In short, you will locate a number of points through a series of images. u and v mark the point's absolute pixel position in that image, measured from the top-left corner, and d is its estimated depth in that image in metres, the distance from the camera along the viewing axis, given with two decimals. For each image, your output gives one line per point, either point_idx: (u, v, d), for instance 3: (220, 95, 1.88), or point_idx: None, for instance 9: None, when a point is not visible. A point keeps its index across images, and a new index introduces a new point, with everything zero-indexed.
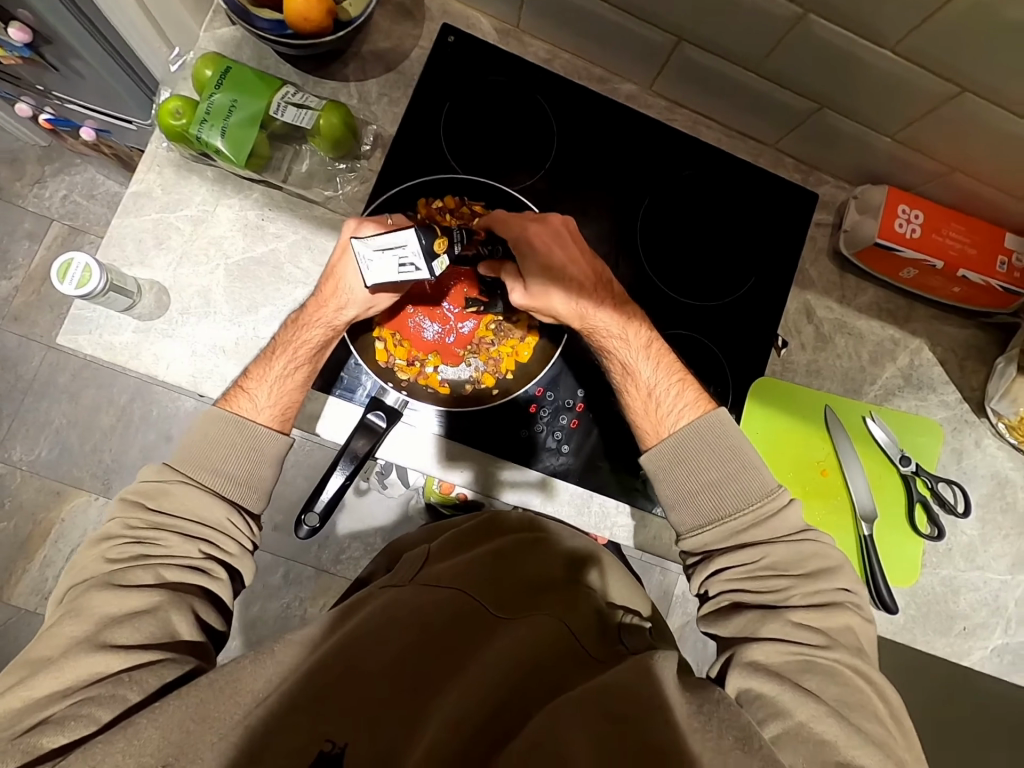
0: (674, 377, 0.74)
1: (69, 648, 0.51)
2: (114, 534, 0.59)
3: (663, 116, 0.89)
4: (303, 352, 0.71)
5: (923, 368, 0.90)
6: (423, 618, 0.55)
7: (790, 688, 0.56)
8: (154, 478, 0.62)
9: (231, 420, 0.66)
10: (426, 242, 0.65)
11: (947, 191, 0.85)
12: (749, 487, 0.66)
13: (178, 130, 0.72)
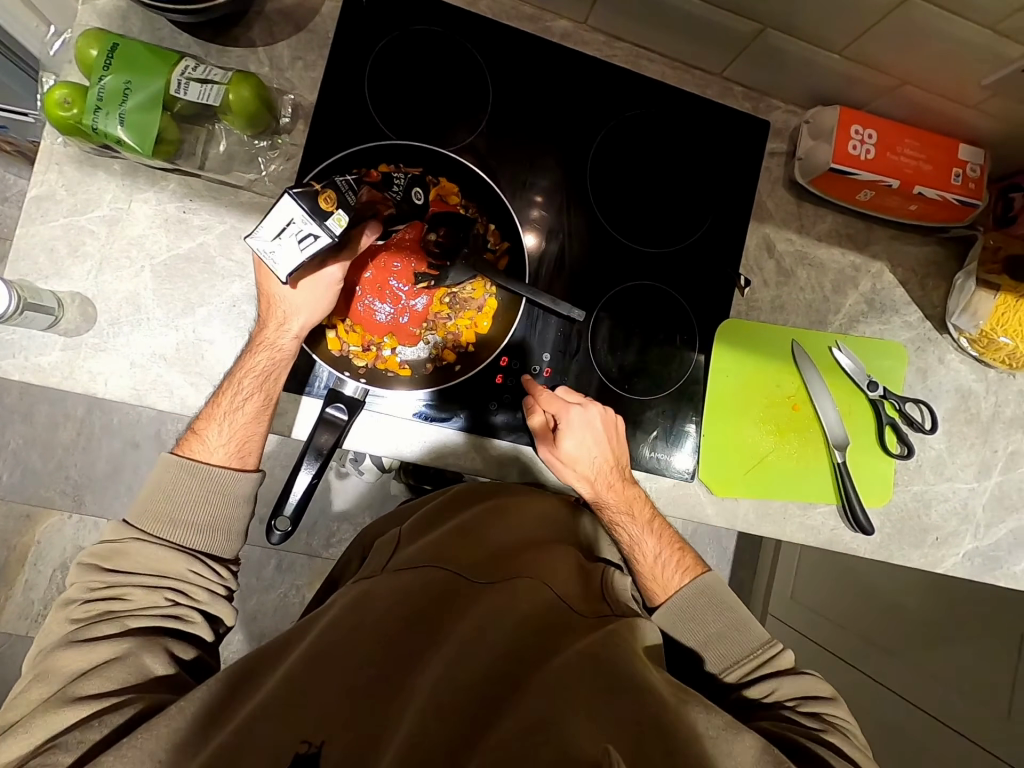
0: (675, 549, 0.77)
1: (37, 709, 0.50)
2: (75, 598, 0.59)
3: (602, 53, 0.84)
4: (249, 390, 0.67)
5: (885, 291, 0.90)
6: (405, 602, 0.55)
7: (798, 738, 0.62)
8: (110, 536, 0.62)
9: (183, 467, 0.64)
10: (307, 205, 0.57)
11: (899, 106, 0.82)
12: (751, 634, 0.72)
13: (70, 122, 0.64)
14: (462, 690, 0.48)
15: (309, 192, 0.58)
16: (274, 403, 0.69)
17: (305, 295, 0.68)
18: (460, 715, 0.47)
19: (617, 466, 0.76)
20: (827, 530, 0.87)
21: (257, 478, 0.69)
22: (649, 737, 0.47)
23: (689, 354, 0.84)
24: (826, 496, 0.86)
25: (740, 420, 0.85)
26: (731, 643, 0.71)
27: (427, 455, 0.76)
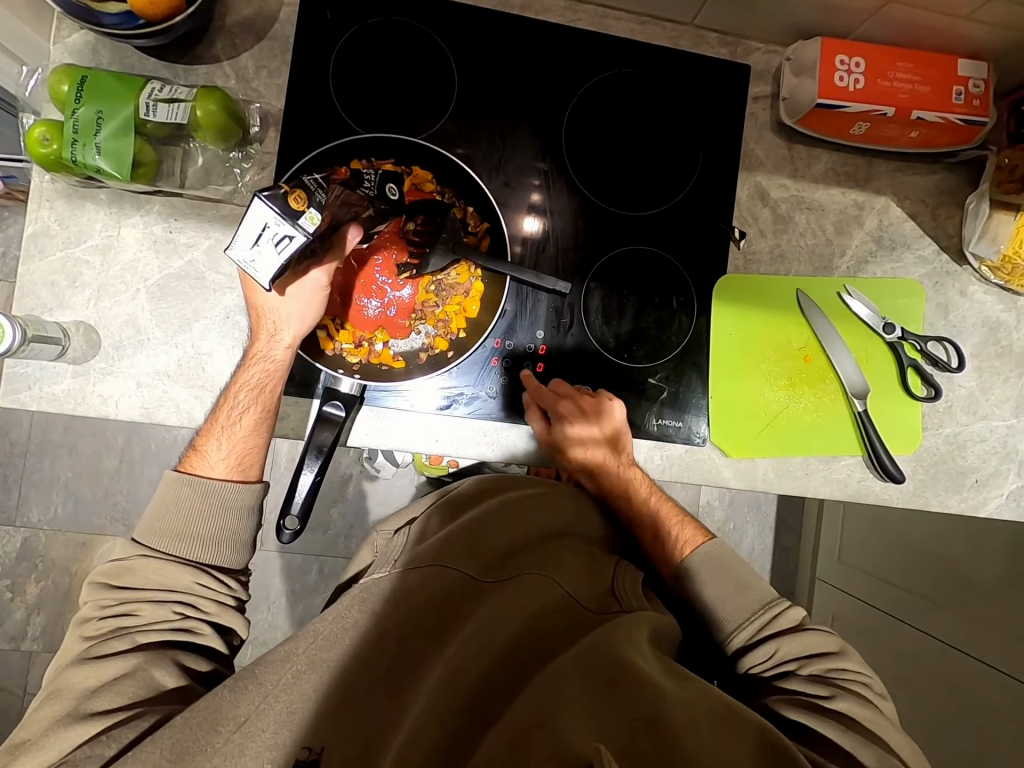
0: (677, 518, 0.80)
1: (52, 723, 0.53)
2: (89, 616, 0.62)
3: (566, 19, 0.82)
4: (246, 399, 0.69)
5: (893, 226, 0.85)
6: (416, 602, 0.55)
7: (816, 722, 0.61)
8: (119, 556, 0.65)
9: (186, 483, 0.67)
10: (281, 204, 0.58)
11: (886, 28, 0.77)
12: (740, 574, 0.73)
13: (51, 157, 0.67)
14: (463, 694, 0.49)
15: (280, 192, 0.58)
16: (271, 413, 0.71)
17: (292, 305, 0.69)
18: (460, 718, 0.48)
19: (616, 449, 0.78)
20: (854, 483, 0.84)
21: (260, 487, 0.71)
22: (644, 738, 0.49)
23: (688, 317, 0.82)
24: (849, 448, 0.82)
25: (748, 378, 0.82)
26: (737, 607, 0.71)
27: (430, 444, 0.77)
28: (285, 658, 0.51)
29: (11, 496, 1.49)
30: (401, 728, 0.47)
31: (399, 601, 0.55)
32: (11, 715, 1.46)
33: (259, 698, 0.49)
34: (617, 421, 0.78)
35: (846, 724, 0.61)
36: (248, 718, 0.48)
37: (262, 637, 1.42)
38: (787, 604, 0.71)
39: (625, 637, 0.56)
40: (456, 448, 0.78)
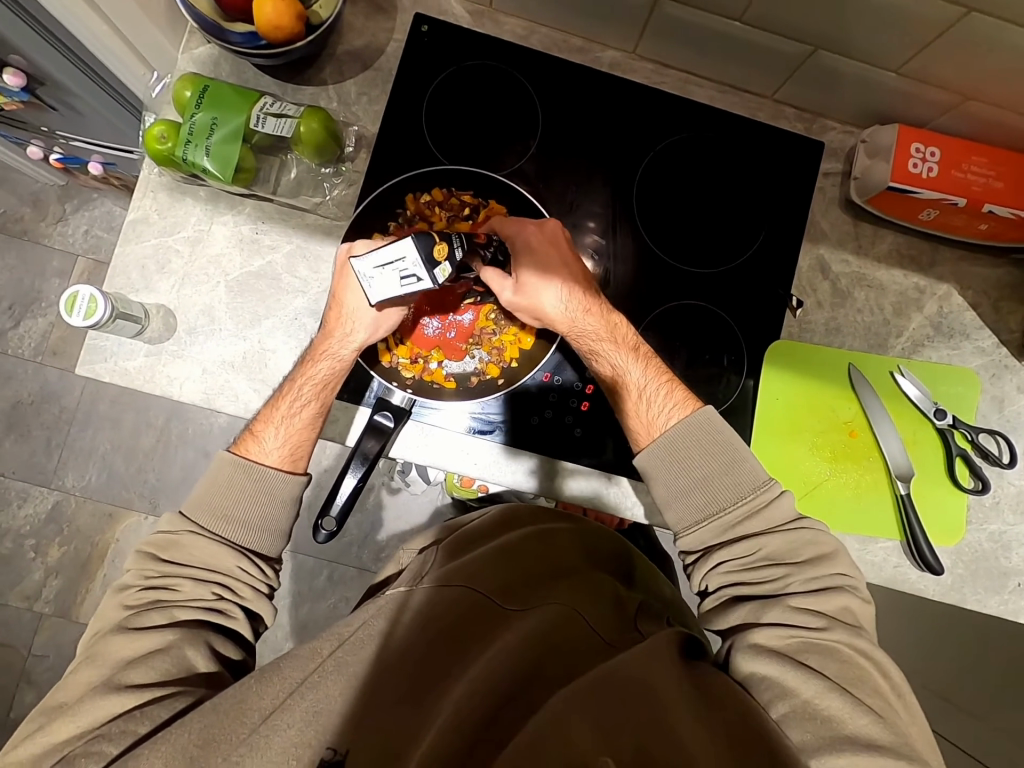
0: (663, 378, 0.73)
1: (90, 691, 0.55)
2: (131, 584, 0.63)
3: (650, 80, 0.86)
4: (311, 389, 0.73)
5: (953, 314, 0.85)
6: (441, 619, 0.56)
7: (792, 667, 0.57)
8: (167, 530, 0.67)
9: (240, 466, 0.69)
10: (426, 251, 0.65)
11: (964, 122, 0.79)
12: (742, 481, 0.67)
13: (165, 154, 0.73)
14: (481, 708, 0.49)
15: (431, 240, 0.65)
16: (327, 411, 0.74)
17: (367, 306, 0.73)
18: (480, 733, 0.48)
19: (573, 296, 0.74)
20: (889, 568, 0.82)
21: (306, 479, 0.72)
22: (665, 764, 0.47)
23: (737, 376, 0.83)
24: (887, 530, 0.81)
25: (791, 446, 0.82)
26: (725, 489, 0.66)
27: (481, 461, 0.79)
28: (311, 657, 0.53)
29: (52, 458, 1.55)
30: (421, 736, 0.47)
31: (426, 613, 0.56)
32: (12, 674, 1.49)
33: (283, 692, 0.50)
34: (577, 304, 0.74)
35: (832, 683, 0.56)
36: (273, 711, 0.49)
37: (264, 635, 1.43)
38: (783, 486, 0.67)
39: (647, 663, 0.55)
40: (492, 474, 0.79)
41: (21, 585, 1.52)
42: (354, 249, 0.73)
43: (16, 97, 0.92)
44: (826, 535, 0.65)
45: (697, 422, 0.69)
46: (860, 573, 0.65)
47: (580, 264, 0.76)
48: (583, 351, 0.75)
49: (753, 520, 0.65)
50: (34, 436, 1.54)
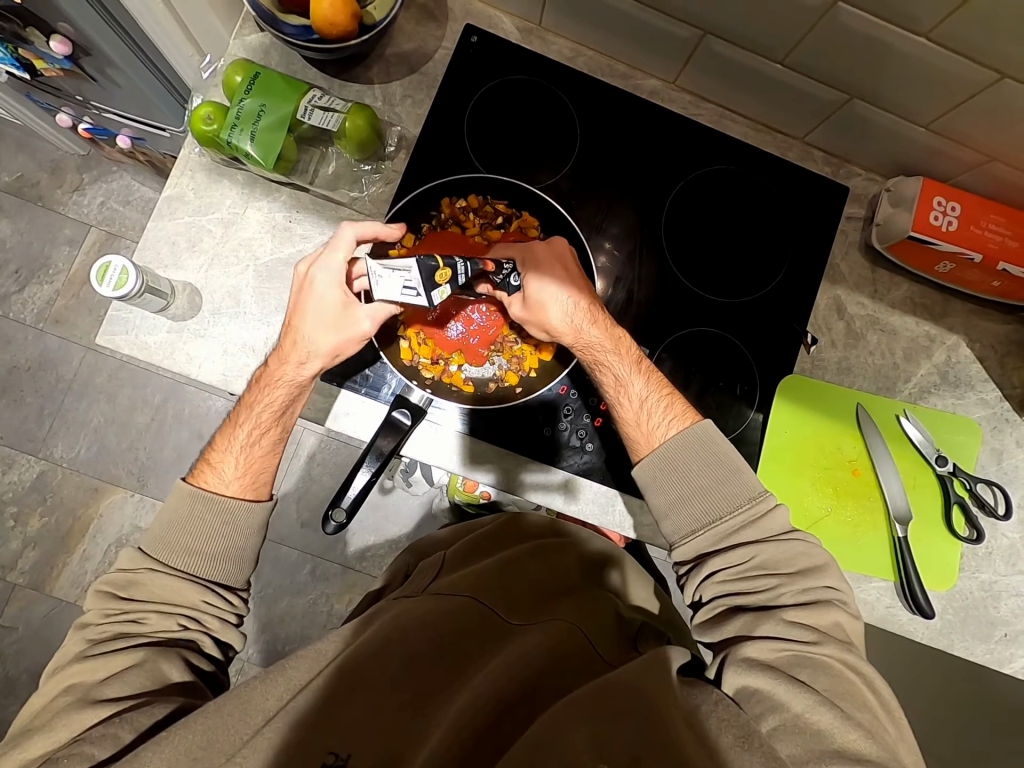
0: (664, 390, 0.74)
1: (62, 708, 0.55)
2: (92, 622, 0.61)
3: (687, 111, 0.88)
4: (269, 416, 0.72)
5: (961, 365, 0.87)
6: (437, 629, 0.56)
7: (785, 681, 0.56)
8: (127, 565, 0.64)
9: (197, 495, 0.67)
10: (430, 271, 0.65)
11: (985, 182, 0.82)
12: (738, 491, 0.67)
13: (209, 135, 0.73)
14: (485, 715, 0.50)
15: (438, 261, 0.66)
16: (289, 434, 0.74)
17: (326, 333, 0.70)
18: (480, 742, 0.49)
19: (579, 308, 0.74)
20: (882, 608, 0.83)
21: (270, 505, 0.71)
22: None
23: (748, 406, 0.84)
24: (882, 571, 0.82)
25: (796, 480, 0.83)
26: (717, 501, 0.67)
27: (477, 472, 0.80)
28: (315, 661, 0.54)
29: (42, 427, 1.53)
30: (429, 739, 0.48)
31: (432, 622, 0.56)
32: None
33: (287, 693, 0.51)
34: (583, 317, 0.74)
35: (826, 698, 0.55)
36: (275, 714, 0.49)
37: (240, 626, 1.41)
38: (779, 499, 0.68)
39: (652, 665, 0.55)
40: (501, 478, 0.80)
41: None
42: (314, 272, 0.70)
43: (57, 64, 0.93)
44: (818, 549, 0.66)
45: (694, 435, 0.70)
46: (850, 589, 0.65)
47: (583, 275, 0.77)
48: (587, 363, 0.76)
49: (749, 529, 0.65)
50: (27, 402, 1.52)
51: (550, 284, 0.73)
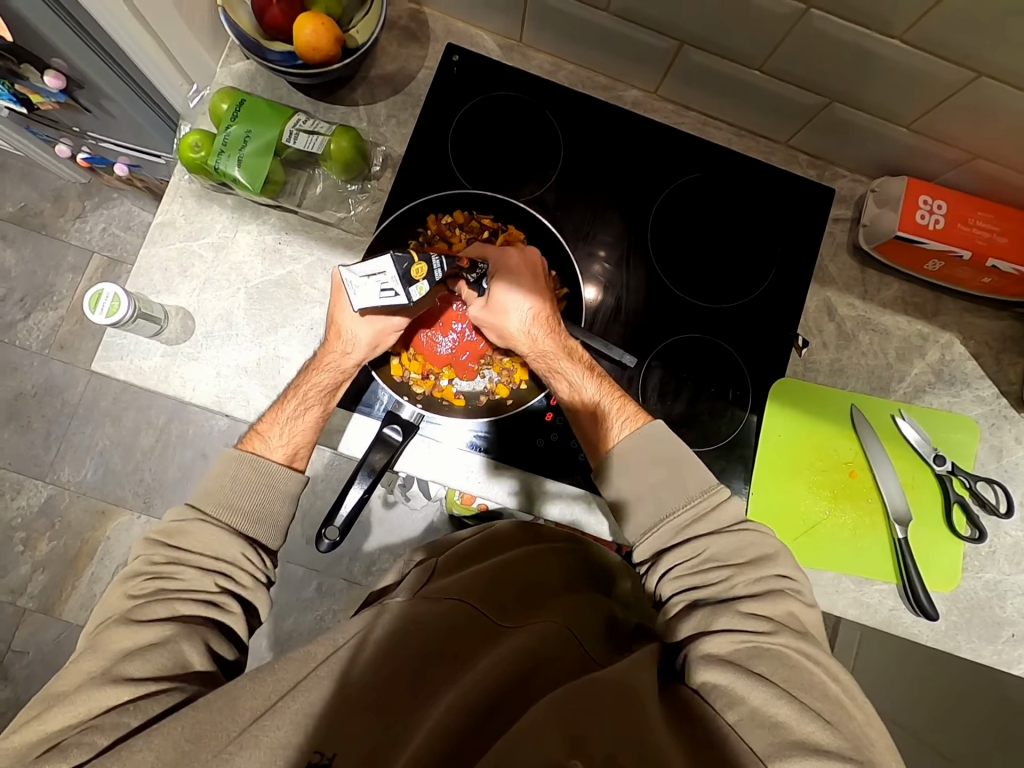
0: (616, 394, 0.75)
1: (87, 682, 0.54)
2: (137, 570, 0.63)
3: (670, 120, 0.89)
4: (314, 393, 0.74)
5: (955, 363, 0.87)
6: (427, 634, 0.56)
7: (743, 674, 0.55)
8: (174, 517, 0.66)
9: (244, 460, 0.69)
10: (404, 268, 0.65)
11: (972, 179, 0.81)
12: (691, 484, 0.68)
13: (198, 162, 0.75)
14: (468, 720, 0.49)
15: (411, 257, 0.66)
16: (329, 415, 0.75)
17: (370, 326, 0.74)
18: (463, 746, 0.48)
19: (535, 317, 0.77)
20: (885, 611, 0.82)
21: (303, 479, 0.72)
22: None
23: (741, 410, 0.84)
24: (884, 573, 0.82)
25: (790, 483, 0.83)
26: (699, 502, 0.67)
27: (499, 480, 0.79)
28: (305, 660, 0.53)
29: (49, 451, 1.54)
30: (415, 736, 0.48)
31: (422, 628, 0.56)
32: None
33: (275, 693, 0.51)
34: (538, 323, 0.77)
35: (783, 689, 0.54)
36: (264, 712, 0.49)
37: None
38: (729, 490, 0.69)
39: (633, 665, 0.56)
40: (499, 491, 0.80)
41: (7, 578, 1.50)
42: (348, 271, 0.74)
43: (53, 98, 0.95)
44: (770, 538, 0.66)
45: (646, 435, 0.70)
46: (804, 578, 0.66)
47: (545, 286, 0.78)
48: (543, 370, 0.78)
49: (703, 522, 0.66)
50: (34, 427, 1.54)
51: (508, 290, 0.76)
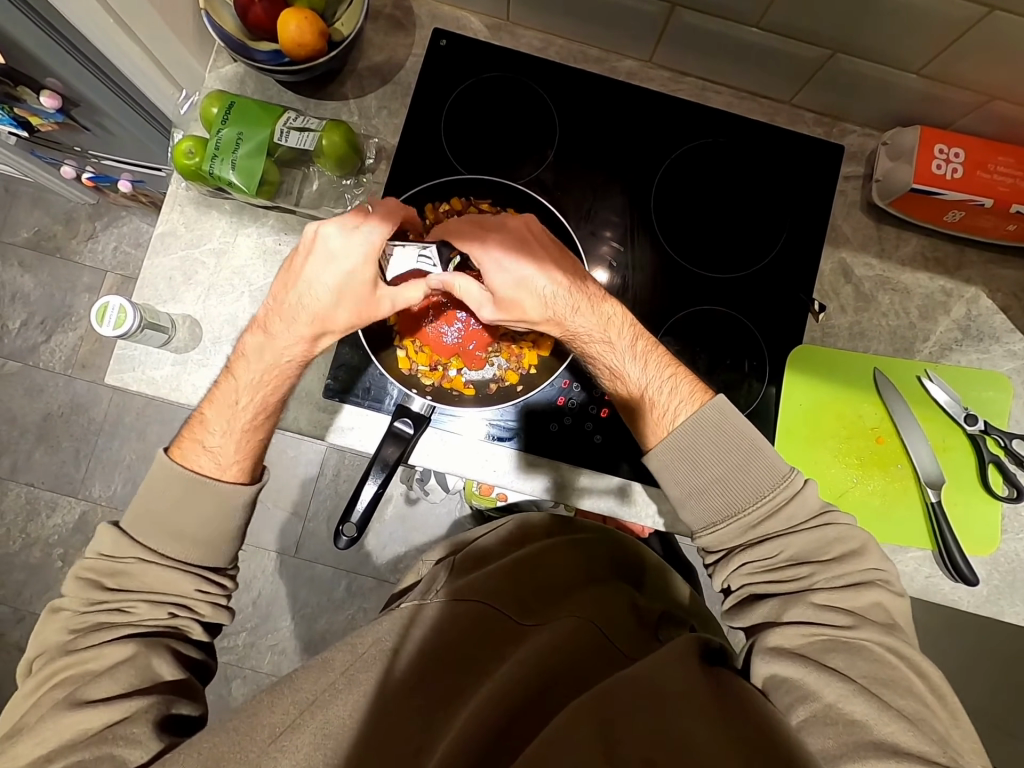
0: (665, 373, 0.71)
1: (50, 709, 0.54)
2: (71, 610, 0.60)
3: (667, 87, 0.86)
4: (266, 395, 0.69)
5: (983, 317, 0.83)
6: (450, 639, 0.55)
7: (815, 669, 0.55)
8: (111, 555, 0.62)
9: (186, 479, 0.64)
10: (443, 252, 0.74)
11: (989, 123, 0.78)
12: (757, 479, 0.64)
13: (192, 168, 0.75)
14: (495, 720, 0.49)
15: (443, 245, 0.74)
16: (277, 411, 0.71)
17: (347, 308, 0.69)
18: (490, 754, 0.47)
19: (556, 297, 0.71)
20: (921, 579, 0.79)
21: (261, 483, 0.68)
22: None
23: (758, 382, 0.82)
24: (918, 538, 0.79)
25: (813, 450, 0.80)
26: (729, 485, 0.64)
27: (533, 478, 0.80)
28: (324, 666, 0.53)
29: (79, 469, 1.58)
30: (438, 742, 0.48)
31: (443, 630, 0.55)
32: None
33: (294, 709, 0.50)
34: (565, 303, 0.71)
35: (863, 685, 0.54)
36: (281, 731, 0.49)
37: (279, 645, 1.44)
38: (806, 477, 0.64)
39: (665, 656, 0.54)
40: (530, 487, 0.80)
41: (48, 594, 1.54)
42: (320, 247, 0.67)
43: (52, 118, 0.96)
44: (855, 530, 0.63)
45: (707, 415, 0.67)
46: (892, 568, 0.63)
47: (565, 260, 0.73)
48: (579, 352, 0.74)
49: (773, 520, 0.63)
50: (63, 447, 1.58)
51: (526, 272, 0.70)
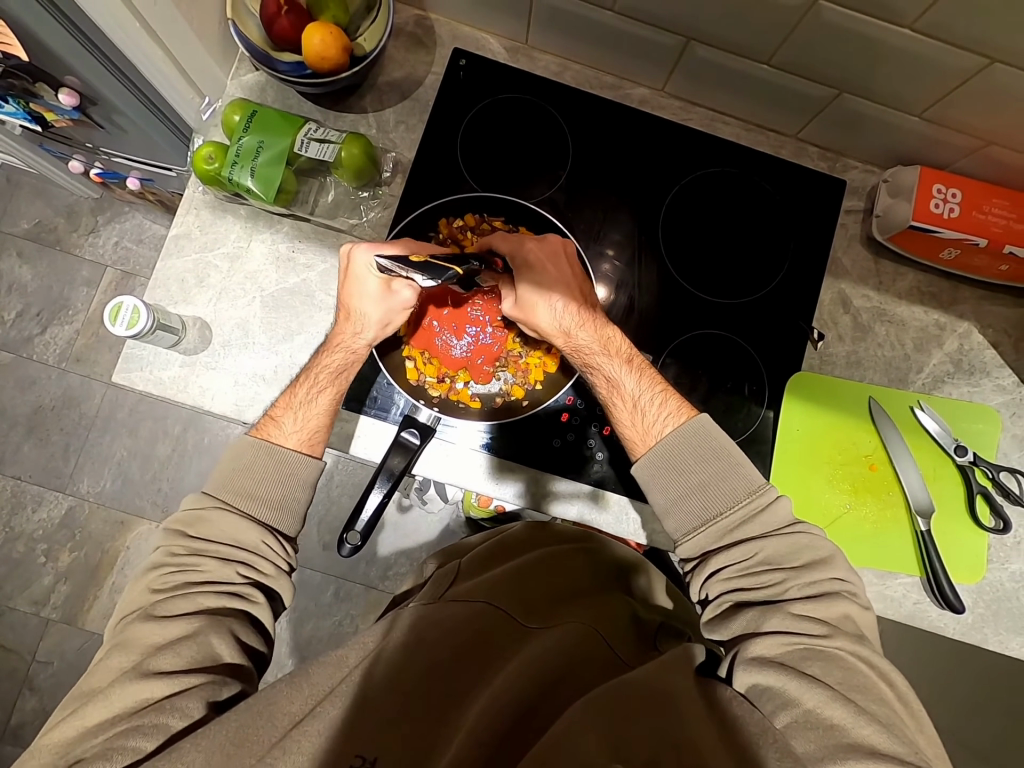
0: (657, 390, 0.74)
1: (119, 676, 0.54)
2: (159, 563, 0.62)
3: (677, 116, 0.89)
4: (325, 376, 0.73)
5: (974, 352, 0.86)
6: (458, 637, 0.56)
7: (796, 677, 0.56)
8: (193, 507, 0.66)
9: (263, 449, 0.68)
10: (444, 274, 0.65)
11: (985, 166, 0.81)
12: (737, 485, 0.66)
13: (212, 173, 0.76)
14: (504, 720, 0.50)
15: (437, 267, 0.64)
16: (342, 398, 0.74)
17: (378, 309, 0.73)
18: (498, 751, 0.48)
19: (568, 310, 0.74)
20: (909, 605, 0.81)
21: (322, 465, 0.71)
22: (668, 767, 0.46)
23: (758, 406, 0.84)
24: (907, 566, 0.81)
25: (807, 476, 0.82)
26: (721, 496, 0.66)
27: (504, 483, 0.80)
28: (337, 664, 0.53)
29: (68, 463, 1.56)
30: (446, 745, 0.48)
31: (455, 628, 0.56)
32: (14, 681, 1.48)
33: (312, 699, 0.51)
34: (574, 318, 0.75)
35: (836, 692, 0.55)
36: (301, 719, 0.50)
37: None
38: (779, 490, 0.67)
39: (667, 664, 0.55)
40: (504, 492, 0.81)
41: (29, 589, 1.51)
42: (356, 254, 0.72)
43: (66, 115, 0.97)
44: (823, 540, 0.65)
45: (689, 431, 0.69)
46: (858, 578, 0.64)
47: (579, 277, 0.77)
48: (580, 366, 0.76)
49: (750, 526, 0.65)
50: (53, 440, 1.56)
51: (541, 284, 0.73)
